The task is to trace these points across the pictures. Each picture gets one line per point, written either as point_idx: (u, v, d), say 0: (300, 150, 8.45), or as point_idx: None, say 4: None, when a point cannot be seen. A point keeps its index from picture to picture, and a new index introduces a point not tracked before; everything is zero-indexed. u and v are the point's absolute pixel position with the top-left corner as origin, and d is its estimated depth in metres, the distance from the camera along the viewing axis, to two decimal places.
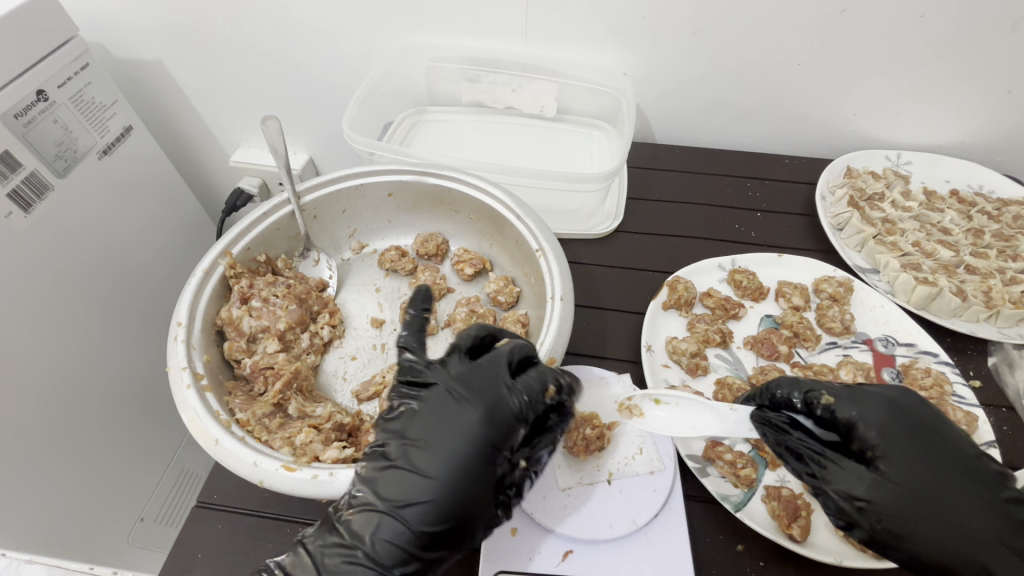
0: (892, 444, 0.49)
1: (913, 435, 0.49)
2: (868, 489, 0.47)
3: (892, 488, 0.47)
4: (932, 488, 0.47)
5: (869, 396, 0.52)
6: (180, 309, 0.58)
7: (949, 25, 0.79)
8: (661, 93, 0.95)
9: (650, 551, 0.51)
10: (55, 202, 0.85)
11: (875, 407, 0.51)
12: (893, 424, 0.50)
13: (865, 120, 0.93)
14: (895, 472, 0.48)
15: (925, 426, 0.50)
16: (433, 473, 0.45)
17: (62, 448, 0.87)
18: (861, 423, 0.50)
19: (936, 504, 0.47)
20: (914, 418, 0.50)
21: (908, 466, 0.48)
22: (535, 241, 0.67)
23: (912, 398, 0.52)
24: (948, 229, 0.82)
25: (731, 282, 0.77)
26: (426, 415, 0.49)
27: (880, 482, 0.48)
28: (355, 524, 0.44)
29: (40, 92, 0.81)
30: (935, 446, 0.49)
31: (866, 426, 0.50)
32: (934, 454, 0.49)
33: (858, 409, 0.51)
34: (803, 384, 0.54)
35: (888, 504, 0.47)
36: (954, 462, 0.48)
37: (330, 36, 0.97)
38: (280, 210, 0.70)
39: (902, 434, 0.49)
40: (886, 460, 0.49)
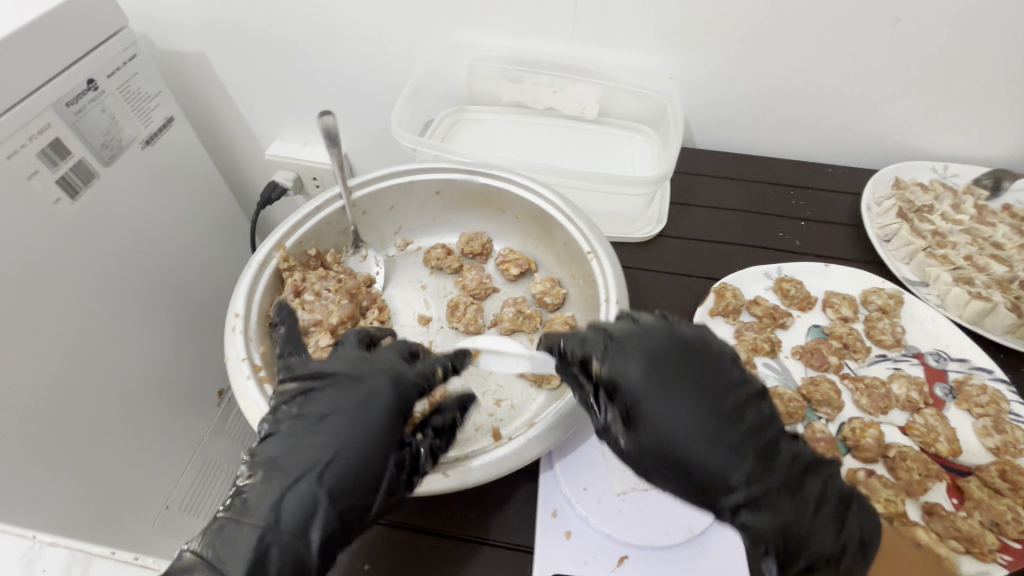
0: (642, 400, 0.47)
1: (674, 384, 0.47)
2: (634, 438, 0.48)
3: (646, 441, 0.47)
4: (681, 445, 0.46)
5: (633, 345, 0.49)
6: (237, 300, 0.59)
7: (1005, 38, 0.77)
8: (705, 98, 0.94)
9: (707, 560, 0.51)
10: (99, 190, 0.86)
11: (631, 361, 0.48)
12: (650, 376, 0.47)
13: (912, 131, 0.92)
14: (670, 424, 0.46)
15: (694, 399, 0.46)
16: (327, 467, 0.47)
17: (94, 430, 0.87)
18: (619, 380, 0.48)
19: (702, 454, 0.45)
20: (692, 366, 0.48)
21: (655, 424, 0.46)
22: (586, 243, 0.67)
23: (674, 358, 0.48)
24: (1000, 245, 0.81)
25: (778, 291, 0.76)
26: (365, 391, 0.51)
27: (635, 434, 0.47)
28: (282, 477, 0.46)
29: (91, 82, 0.82)
30: (699, 390, 0.47)
31: (622, 384, 0.47)
32: (679, 411, 0.46)
33: (620, 364, 0.48)
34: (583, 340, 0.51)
35: (664, 452, 0.46)
36: (707, 420, 0.46)
37: (374, 35, 0.97)
38: (332, 205, 0.71)
39: (654, 392, 0.47)
40: (641, 416, 0.47)
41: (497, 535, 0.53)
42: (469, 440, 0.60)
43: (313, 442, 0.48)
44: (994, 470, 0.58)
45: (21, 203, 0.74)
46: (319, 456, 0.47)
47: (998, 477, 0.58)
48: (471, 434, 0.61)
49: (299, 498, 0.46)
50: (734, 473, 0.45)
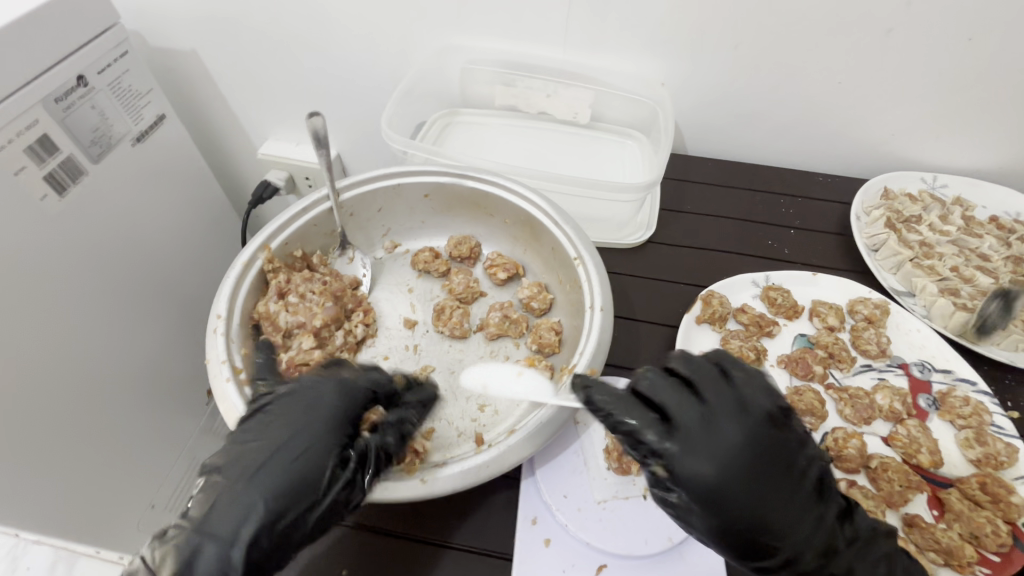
0: (721, 494, 0.46)
1: (751, 468, 0.46)
2: (710, 529, 0.46)
3: (725, 534, 0.46)
4: (758, 531, 0.46)
5: (705, 430, 0.47)
6: (219, 301, 0.59)
7: (994, 51, 0.78)
8: (696, 104, 0.95)
9: (685, 569, 0.51)
10: (87, 186, 0.86)
11: (705, 462, 0.46)
12: (727, 468, 0.46)
13: (902, 141, 0.92)
14: (746, 512, 0.45)
15: (770, 487, 0.46)
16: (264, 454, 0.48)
17: (80, 429, 0.86)
18: (693, 477, 0.46)
19: (776, 529, 0.46)
20: (768, 450, 0.47)
21: (735, 517, 0.45)
22: (573, 249, 0.67)
23: (748, 444, 0.47)
24: (987, 256, 0.81)
25: (765, 299, 0.76)
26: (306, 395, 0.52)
27: (713, 526, 0.46)
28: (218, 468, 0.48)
29: (80, 78, 0.82)
30: (771, 468, 0.47)
31: (698, 481, 0.46)
32: (755, 497, 0.46)
33: (690, 461, 0.46)
34: (647, 420, 0.48)
35: (738, 537, 0.46)
36: (781, 503, 0.46)
37: (368, 36, 0.97)
38: (319, 206, 0.70)
39: (731, 484, 0.46)
40: (715, 507, 0.46)
41: (462, 540, 0.53)
42: (451, 446, 0.60)
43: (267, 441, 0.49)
44: (975, 482, 0.58)
45: (7, 199, 0.74)
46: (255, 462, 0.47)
47: (978, 489, 0.58)
48: (453, 439, 0.60)
49: (226, 485, 0.46)
50: (805, 543, 0.46)
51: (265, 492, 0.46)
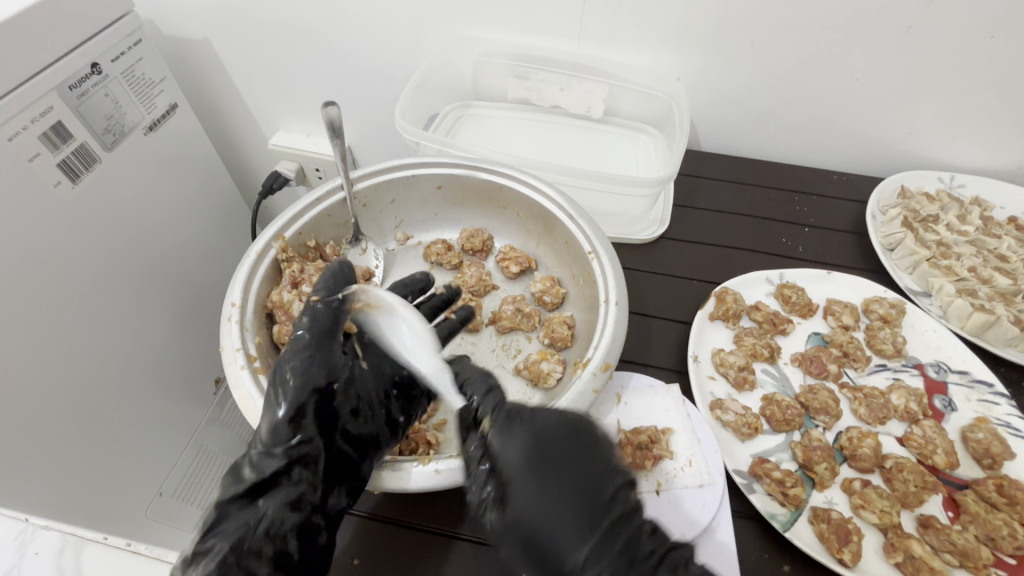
0: (520, 480, 0.47)
1: (549, 478, 0.47)
2: (500, 516, 0.47)
3: (508, 521, 0.46)
4: (545, 523, 0.45)
5: (518, 422, 0.50)
6: (234, 289, 0.59)
7: (1016, 50, 0.77)
8: (710, 101, 0.94)
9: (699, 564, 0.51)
10: (100, 174, 0.86)
11: (515, 441, 0.49)
12: (530, 462, 0.48)
13: (919, 140, 0.91)
14: (529, 503, 0.46)
15: (573, 482, 0.47)
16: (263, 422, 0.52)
17: (87, 416, 0.86)
18: (501, 452, 0.49)
19: (556, 544, 0.45)
20: (580, 447, 0.49)
21: (525, 501, 0.46)
22: (587, 243, 0.66)
23: (564, 432, 0.49)
24: (1005, 257, 0.80)
25: (779, 297, 0.76)
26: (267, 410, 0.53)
27: (505, 512, 0.47)
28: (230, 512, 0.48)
29: (94, 66, 0.82)
30: (568, 488, 0.47)
31: (503, 456, 0.48)
32: (555, 486, 0.47)
33: (506, 440, 0.49)
34: (488, 388, 0.53)
35: (522, 530, 0.46)
36: (580, 504, 0.46)
37: (381, 28, 0.97)
38: (333, 196, 0.70)
39: (531, 465, 0.48)
40: (507, 494, 0.47)
41: (470, 530, 0.53)
42: None
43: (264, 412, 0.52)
44: (991, 485, 0.58)
45: (21, 183, 0.74)
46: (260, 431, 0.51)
47: (994, 492, 0.57)
48: None
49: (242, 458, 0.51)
50: (585, 570, 0.43)
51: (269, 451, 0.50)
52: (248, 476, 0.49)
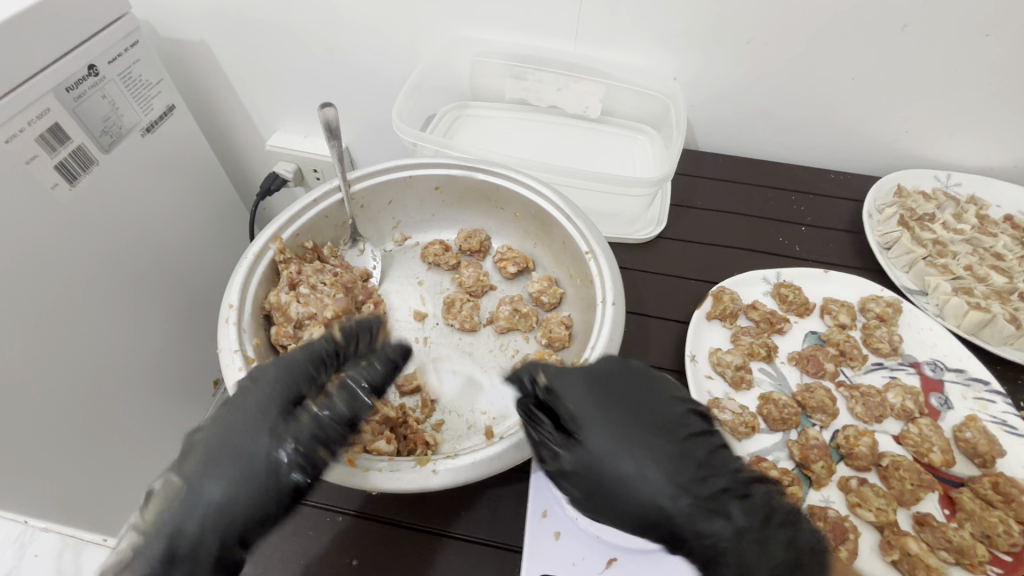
0: (588, 416, 0.50)
1: (621, 411, 0.50)
2: (575, 449, 0.49)
3: (585, 455, 0.48)
4: (631, 448, 0.48)
5: (577, 371, 0.53)
6: (231, 291, 0.59)
7: (1012, 48, 0.77)
8: (707, 100, 0.94)
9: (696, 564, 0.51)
10: (97, 175, 0.86)
11: (578, 384, 0.51)
12: (596, 395, 0.51)
13: (916, 138, 0.91)
14: (612, 435, 0.49)
15: (643, 412, 0.50)
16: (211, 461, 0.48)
17: (86, 419, 0.87)
18: (564, 398, 0.51)
19: (638, 472, 0.47)
20: (645, 392, 0.52)
21: (601, 436, 0.49)
22: (584, 243, 0.67)
23: (625, 375, 0.53)
24: (1001, 255, 0.80)
25: (776, 296, 0.76)
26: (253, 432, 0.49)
27: (581, 448, 0.49)
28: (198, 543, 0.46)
29: (92, 67, 0.82)
30: (647, 424, 0.49)
31: (567, 402, 0.51)
32: (629, 416, 0.50)
33: (566, 385, 0.51)
34: (539, 364, 0.55)
35: (603, 464, 0.48)
36: (652, 431, 0.49)
37: (378, 29, 0.97)
38: (330, 197, 0.70)
39: (601, 401, 0.50)
40: (581, 433, 0.49)
41: (468, 531, 0.54)
42: (462, 438, 0.60)
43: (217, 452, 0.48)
44: (987, 482, 0.58)
45: (19, 186, 0.74)
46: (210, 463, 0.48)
47: (991, 489, 0.57)
48: (463, 431, 0.60)
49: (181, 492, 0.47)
50: (669, 485, 0.46)
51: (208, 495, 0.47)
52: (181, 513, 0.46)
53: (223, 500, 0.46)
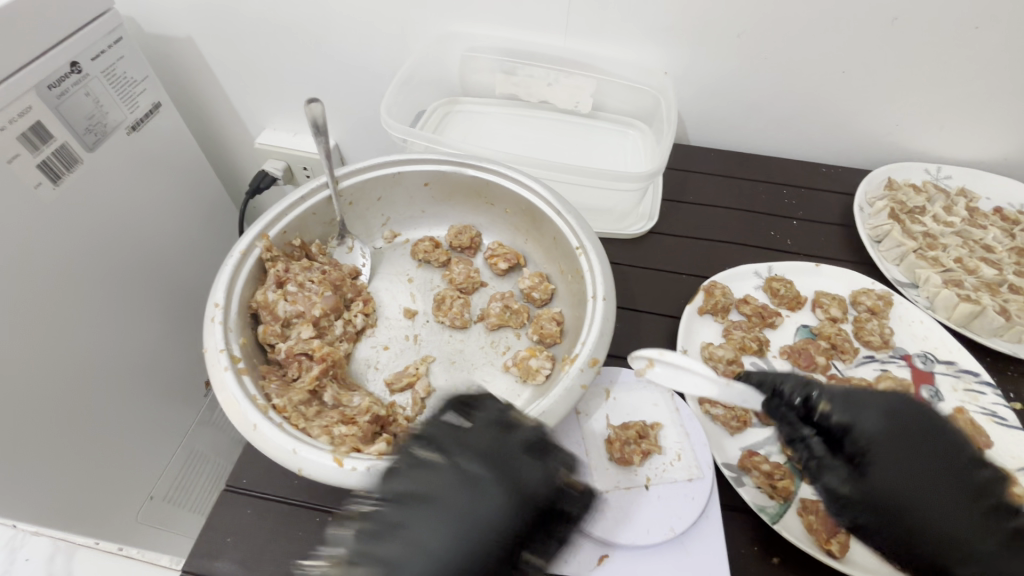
0: (882, 449, 0.48)
1: (906, 441, 0.48)
2: (853, 482, 0.49)
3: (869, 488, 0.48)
4: (918, 483, 0.46)
5: (861, 401, 0.52)
6: (217, 289, 0.58)
7: (1002, 39, 0.77)
8: (698, 94, 0.94)
9: (687, 560, 0.51)
10: (83, 174, 0.84)
11: (872, 414, 0.50)
12: (891, 424, 0.49)
13: (906, 131, 0.91)
14: (890, 465, 0.47)
15: (911, 442, 0.48)
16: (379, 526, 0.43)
17: (75, 422, 0.85)
18: (855, 428, 0.50)
19: (922, 507, 0.45)
20: (909, 427, 0.49)
21: (892, 470, 0.47)
22: (575, 238, 0.66)
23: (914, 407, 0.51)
24: (991, 247, 0.81)
25: (767, 290, 0.76)
26: (472, 495, 0.44)
27: (861, 482, 0.48)
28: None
29: (74, 64, 0.80)
30: (915, 455, 0.47)
31: (859, 431, 0.50)
32: (912, 449, 0.48)
33: (855, 413, 0.51)
34: (809, 384, 0.55)
35: (881, 495, 0.47)
36: (939, 467, 0.46)
37: (367, 24, 0.96)
38: (318, 194, 0.69)
39: (898, 433, 0.49)
40: (868, 462, 0.49)
41: None
42: None
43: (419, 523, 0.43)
44: None
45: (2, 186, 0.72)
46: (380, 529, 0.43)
47: None
48: None
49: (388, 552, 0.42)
50: (939, 520, 0.44)
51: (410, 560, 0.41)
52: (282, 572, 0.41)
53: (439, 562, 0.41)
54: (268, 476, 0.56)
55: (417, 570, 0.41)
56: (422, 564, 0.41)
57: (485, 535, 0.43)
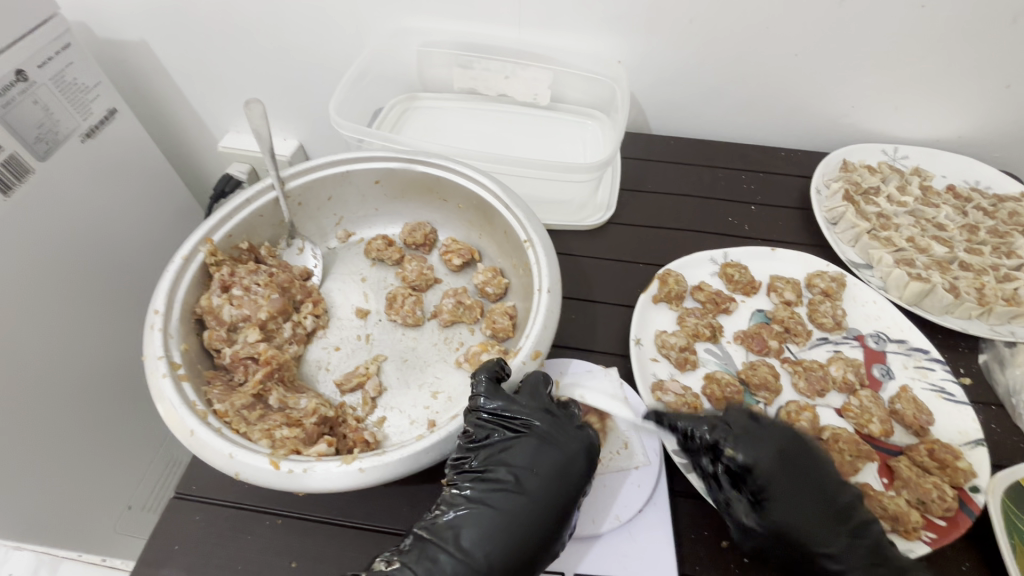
0: (789, 451, 0.52)
1: (808, 456, 0.53)
2: (754, 459, 0.51)
3: (763, 473, 0.51)
4: (800, 488, 0.50)
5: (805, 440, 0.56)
6: (157, 297, 0.57)
7: (952, 17, 0.77)
8: (656, 82, 0.93)
9: (633, 546, 0.52)
10: (36, 184, 0.82)
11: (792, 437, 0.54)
12: (807, 447, 0.54)
13: (862, 113, 0.92)
14: (779, 457, 0.52)
15: (812, 458, 0.53)
16: (539, 494, 0.48)
17: (43, 438, 0.84)
18: (777, 432, 0.54)
19: (799, 503, 0.50)
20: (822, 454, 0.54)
21: (790, 466, 0.51)
22: (524, 231, 0.66)
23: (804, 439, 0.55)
24: (943, 225, 0.82)
25: (722, 276, 0.76)
26: (573, 457, 0.50)
27: (763, 466, 0.51)
28: (479, 560, 0.45)
29: (19, 72, 0.78)
30: (809, 467, 0.52)
31: (783, 437, 0.53)
32: (810, 468, 0.52)
33: (784, 428, 0.55)
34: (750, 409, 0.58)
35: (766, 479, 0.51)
36: (819, 485, 0.51)
37: (319, 21, 0.94)
38: (263, 196, 0.69)
39: (809, 454, 0.53)
40: (778, 453, 0.52)
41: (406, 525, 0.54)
42: (403, 434, 0.59)
43: (527, 488, 0.48)
44: (923, 449, 0.59)
45: None
46: (542, 485, 0.48)
47: (927, 456, 0.58)
48: (404, 427, 0.59)
49: (540, 505, 0.47)
50: (796, 513, 0.49)
51: (540, 513, 0.47)
52: (451, 526, 0.46)
53: (549, 511, 0.47)
54: (217, 483, 0.56)
55: (536, 515, 0.47)
56: (535, 508, 0.47)
57: (576, 482, 0.49)
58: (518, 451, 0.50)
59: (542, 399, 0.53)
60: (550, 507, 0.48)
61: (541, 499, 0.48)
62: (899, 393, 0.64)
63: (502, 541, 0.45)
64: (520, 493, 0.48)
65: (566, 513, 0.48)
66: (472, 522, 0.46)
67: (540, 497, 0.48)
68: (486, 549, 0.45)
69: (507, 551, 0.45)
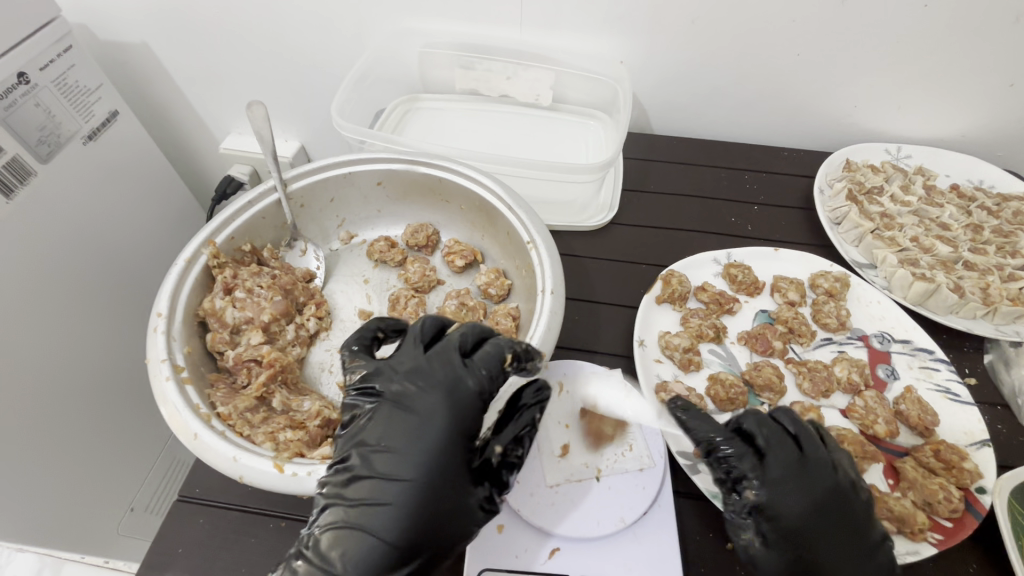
0: None
1: None
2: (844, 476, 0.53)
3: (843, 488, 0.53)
4: None
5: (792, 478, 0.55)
6: (160, 300, 0.57)
7: (956, 16, 0.77)
8: (658, 82, 0.93)
9: (638, 549, 0.52)
10: (38, 187, 0.82)
11: None
12: None
13: (865, 112, 0.91)
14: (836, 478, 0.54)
15: None
16: (397, 472, 0.45)
17: (46, 441, 0.84)
18: None
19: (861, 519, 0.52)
20: None
21: None
22: (527, 233, 0.66)
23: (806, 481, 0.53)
24: (947, 225, 0.81)
25: (726, 277, 0.76)
26: (428, 417, 0.47)
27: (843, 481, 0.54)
28: (336, 562, 0.42)
29: (21, 75, 0.78)
30: None
31: None
32: None
33: None
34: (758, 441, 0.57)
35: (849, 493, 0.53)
36: None
37: (321, 23, 0.94)
38: (267, 198, 0.69)
39: None
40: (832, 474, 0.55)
41: None
42: None
43: (381, 466, 0.46)
44: (929, 451, 0.58)
45: None
46: (400, 459, 0.46)
47: (932, 457, 0.58)
48: None
49: (399, 484, 0.45)
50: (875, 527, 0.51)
51: (401, 494, 0.45)
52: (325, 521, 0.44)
53: (409, 486, 0.45)
54: (220, 486, 0.56)
55: (396, 495, 0.45)
56: (400, 489, 0.45)
57: (434, 445, 0.46)
58: (376, 423, 0.48)
59: (411, 353, 0.51)
60: (411, 481, 0.45)
61: (403, 478, 0.45)
62: (904, 394, 0.64)
63: (368, 536, 0.43)
64: (376, 476, 0.45)
65: (435, 483, 0.45)
66: (344, 517, 0.44)
67: (402, 477, 0.45)
68: (345, 544, 0.43)
69: (366, 545, 0.43)
